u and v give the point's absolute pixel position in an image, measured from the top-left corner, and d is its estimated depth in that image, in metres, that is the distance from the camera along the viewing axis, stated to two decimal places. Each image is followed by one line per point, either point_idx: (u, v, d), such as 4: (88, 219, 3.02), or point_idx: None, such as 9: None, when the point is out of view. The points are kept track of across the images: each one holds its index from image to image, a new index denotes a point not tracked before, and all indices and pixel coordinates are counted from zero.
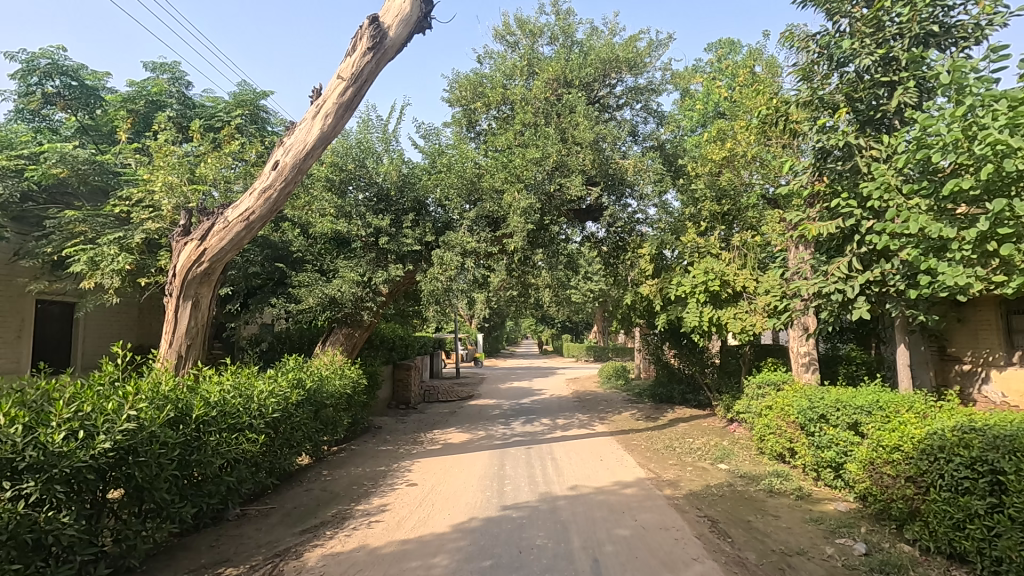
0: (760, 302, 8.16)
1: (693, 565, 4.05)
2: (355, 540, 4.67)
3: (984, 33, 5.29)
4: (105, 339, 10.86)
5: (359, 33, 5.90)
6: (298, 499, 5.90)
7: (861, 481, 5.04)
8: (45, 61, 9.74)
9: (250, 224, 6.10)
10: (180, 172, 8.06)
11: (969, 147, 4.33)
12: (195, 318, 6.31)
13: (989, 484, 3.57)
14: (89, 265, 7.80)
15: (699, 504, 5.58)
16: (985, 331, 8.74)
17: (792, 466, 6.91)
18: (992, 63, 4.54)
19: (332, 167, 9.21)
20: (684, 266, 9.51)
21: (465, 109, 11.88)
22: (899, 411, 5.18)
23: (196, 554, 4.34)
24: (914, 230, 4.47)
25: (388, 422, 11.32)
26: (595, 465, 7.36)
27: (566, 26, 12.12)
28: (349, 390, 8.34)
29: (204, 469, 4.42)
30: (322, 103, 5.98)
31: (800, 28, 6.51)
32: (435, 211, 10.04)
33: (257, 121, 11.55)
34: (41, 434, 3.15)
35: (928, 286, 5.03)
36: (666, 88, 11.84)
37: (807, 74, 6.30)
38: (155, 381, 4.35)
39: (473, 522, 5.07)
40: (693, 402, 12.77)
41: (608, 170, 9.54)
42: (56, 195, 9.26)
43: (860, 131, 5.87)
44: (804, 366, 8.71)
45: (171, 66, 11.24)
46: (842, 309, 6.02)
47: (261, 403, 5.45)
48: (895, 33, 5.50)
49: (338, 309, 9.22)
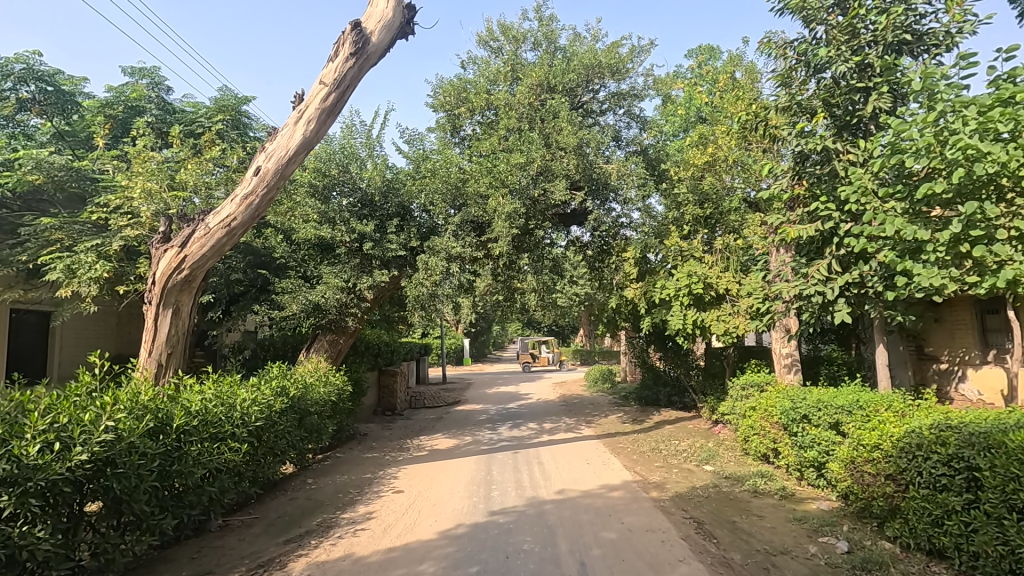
0: (743, 304, 8.29)
1: (679, 567, 4.07)
2: (341, 549, 4.63)
3: (955, 41, 5.44)
4: (83, 348, 10.66)
5: (342, 38, 5.88)
6: (282, 508, 5.83)
7: (843, 479, 5.12)
8: (19, 66, 9.47)
9: (232, 231, 6.02)
10: (160, 178, 7.93)
11: (941, 152, 4.41)
12: (175, 326, 6.22)
13: (966, 480, 3.64)
14: (65, 274, 7.64)
15: (685, 506, 5.61)
16: (961, 330, 8.96)
17: (776, 466, 6.99)
18: (962, 69, 4.66)
19: (315, 173, 9.18)
20: (668, 269, 9.61)
21: (449, 115, 11.89)
22: (879, 410, 5.27)
23: (177, 567, 4.27)
24: (890, 232, 4.58)
25: (373, 429, 11.24)
26: (582, 469, 7.38)
27: (549, 32, 12.17)
28: (334, 397, 8.27)
29: (185, 480, 4.33)
30: (305, 108, 5.94)
31: (778, 35, 6.65)
32: (420, 216, 10.02)
33: (238, 126, 11.42)
34: (16, 446, 3.06)
35: (905, 287, 5.13)
36: (648, 94, 11.95)
37: (786, 80, 6.47)
38: (134, 391, 4.26)
39: (460, 529, 5.04)
40: (679, 404, 12.88)
41: (592, 174, 9.63)
42: (32, 202, 9.06)
43: (837, 136, 5.95)
44: (787, 367, 8.82)
45: (151, 70, 11.07)
46: (822, 311, 6.12)
47: (244, 411, 5.37)
48: (869, 40, 5.64)
49: (322, 315, 9.15)
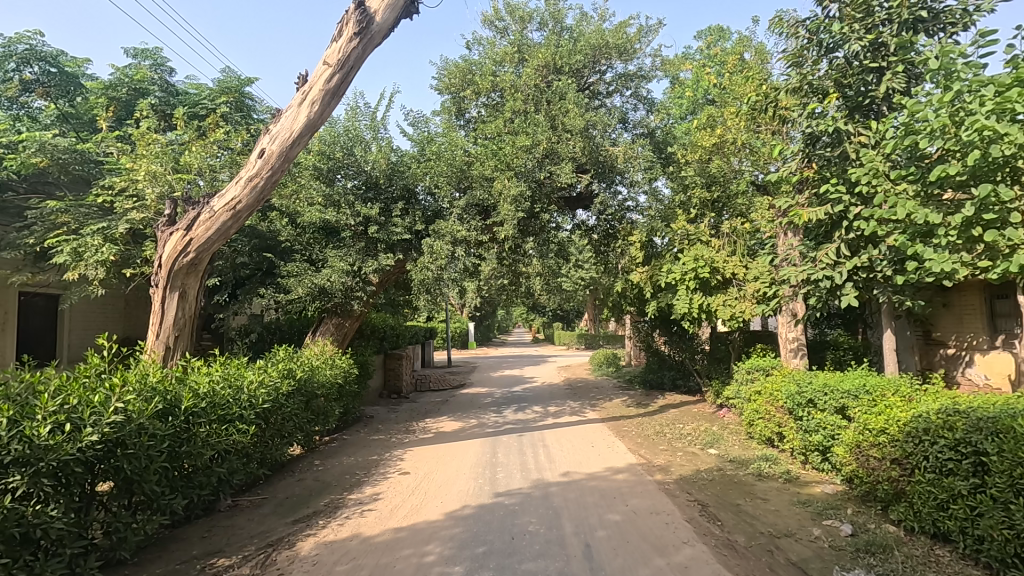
0: (750, 288, 8.23)
1: (684, 549, 4.10)
2: (348, 529, 4.69)
3: (972, 19, 5.33)
4: (91, 331, 10.77)
5: (346, 18, 5.79)
6: (289, 488, 5.91)
7: (848, 463, 5.12)
8: (21, 46, 9.48)
9: (237, 214, 6.00)
10: (163, 161, 7.86)
11: (956, 133, 4.32)
12: (182, 309, 6.25)
13: (972, 464, 3.64)
14: (72, 256, 7.69)
15: (689, 489, 5.64)
16: (971, 316, 8.89)
17: (781, 449, 7.00)
18: (981, 48, 4.56)
19: (319, 156, 9.14)
20: (674, 253, 9.50)
21: (454, 97, 11.77)
22: (886, 395, 5.28)
23: (187, 546, 4.34)
24: (901, 215, 4.51)
25: (380, 411, 11.34)
26: (587, 452, 7.41)
27: (556, 11, 11.95)
28: (340, 380, 8.32)
29: (195, 461, 4.38)
30: (309, 90, 5.87)
31: (790, 14, 6.51)
32: (425, 199, 9.97)
33: (242, 109, 11.34)
34: (27, 427, 3.09)
35: (915, 271, 5.09)
36: (656, 75, 11.77)
37: (798, 60, 6.30)
38: (143, 373, 4.32)
39: (466, 510, 5.09)
40: (683, 389, 12.90)
41: (598, 157, 9.56)
42: (38, 184, 9.08)
43: (849, 117, 5.87)
44: (793, 351, 8.78)
45: (153, 51, 10.97)
46: (830, 296, 6.07)
47: (252, 393, 5.41)
48: (884, 18, 5.52)
49: (327, 299, 9.18)
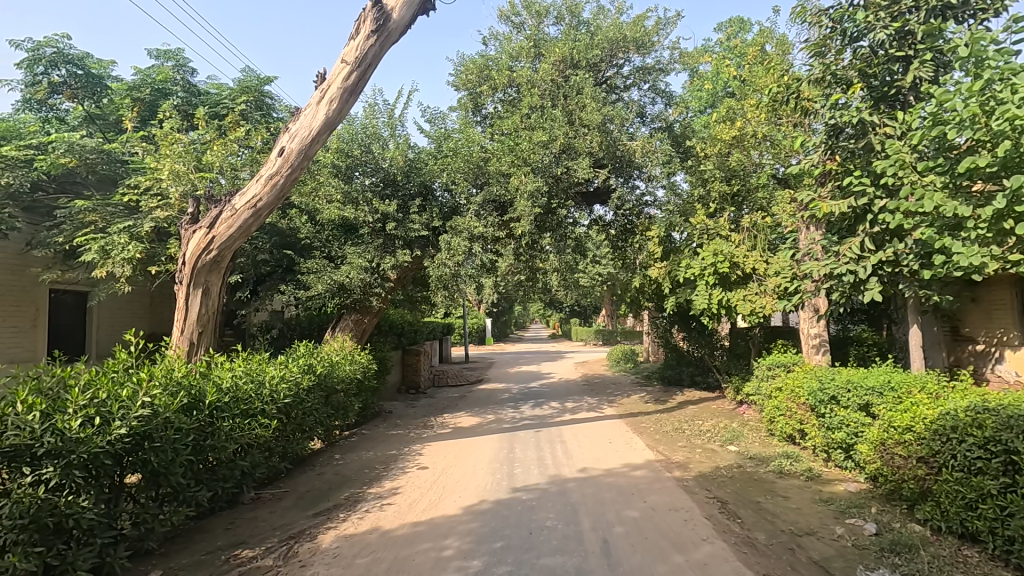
0: (771, 283, 8.10)
1: (703, 546, 4.07)
2: (368, 523, 4.74)
3: (1003, 4, 5.17)
4: (118, 327, 11.05)
5: (363, 16, 5.82)
6: (309, 482, 6.00)
7: (872, 462, 5.02)
8: (50, 50, 9.68)
9: (258, 212, 6.09)
10: (186, 160, 8.00)
11: (987, 122, 4.18)
12: (205, 306, 6.36)
13: (1003, 463, 3.56)
14: (100, 254, 7.89)
15: (708, 486, 5.61)
16: (1000, 311, 8.61)
17: (803, 447, 6.89)
18: (1014, 34, 4.41)
19: (337, 153, 9.23)
20: (693, 248, 9.40)
21: (471, 93, 11.74)
22: (912, 392, 5.17)
23: (212, 537, 4.43)
24: (929, 208, 4.40)
25: (398, 407, 11.43)
26: (605, 448, 7.40)
27: (573, 5, 11.87)
28: (359, 375, 8.42)
29: (219, 454, 4.48)
30: (327, 88, 5.92)
31: (812, 2, 6.37)
32: (442, 195, 10.02)
33: (262, 107, 11.47)
34: (58, 420, 3.18)
35: (942, 266, 4.97)
36: (675, 67, 11.60)
37: (820, 49, 6.17)
38: (168, 368, 4.43)
39: (484, 505, 5.12)
40: (703, 385, 12.76)
41: (616, 152, 9.44)
42: (66, 184, 9.28)
43: (874, 108, 5.73)
44: (815, 348, 8.64)
45: (175, 53, 11.13)
46: (854, 291, 5.96)
47: (273, 388, 5.50)
48: (910, 6, 5.37)
49: (346, 295, 9.28)
